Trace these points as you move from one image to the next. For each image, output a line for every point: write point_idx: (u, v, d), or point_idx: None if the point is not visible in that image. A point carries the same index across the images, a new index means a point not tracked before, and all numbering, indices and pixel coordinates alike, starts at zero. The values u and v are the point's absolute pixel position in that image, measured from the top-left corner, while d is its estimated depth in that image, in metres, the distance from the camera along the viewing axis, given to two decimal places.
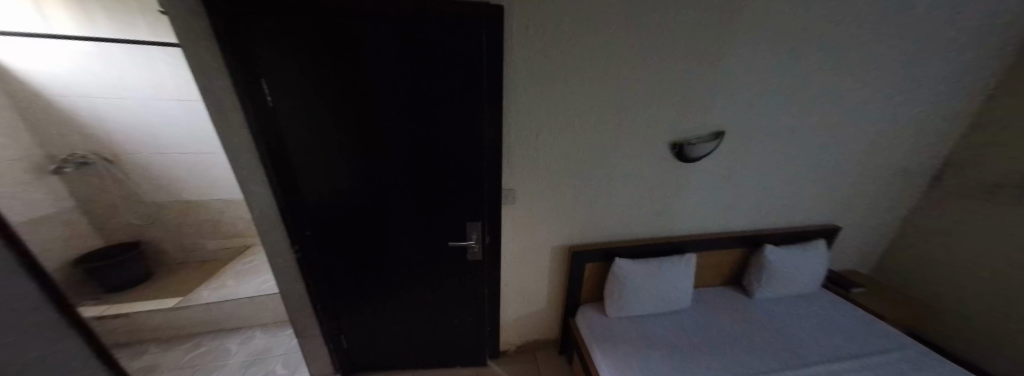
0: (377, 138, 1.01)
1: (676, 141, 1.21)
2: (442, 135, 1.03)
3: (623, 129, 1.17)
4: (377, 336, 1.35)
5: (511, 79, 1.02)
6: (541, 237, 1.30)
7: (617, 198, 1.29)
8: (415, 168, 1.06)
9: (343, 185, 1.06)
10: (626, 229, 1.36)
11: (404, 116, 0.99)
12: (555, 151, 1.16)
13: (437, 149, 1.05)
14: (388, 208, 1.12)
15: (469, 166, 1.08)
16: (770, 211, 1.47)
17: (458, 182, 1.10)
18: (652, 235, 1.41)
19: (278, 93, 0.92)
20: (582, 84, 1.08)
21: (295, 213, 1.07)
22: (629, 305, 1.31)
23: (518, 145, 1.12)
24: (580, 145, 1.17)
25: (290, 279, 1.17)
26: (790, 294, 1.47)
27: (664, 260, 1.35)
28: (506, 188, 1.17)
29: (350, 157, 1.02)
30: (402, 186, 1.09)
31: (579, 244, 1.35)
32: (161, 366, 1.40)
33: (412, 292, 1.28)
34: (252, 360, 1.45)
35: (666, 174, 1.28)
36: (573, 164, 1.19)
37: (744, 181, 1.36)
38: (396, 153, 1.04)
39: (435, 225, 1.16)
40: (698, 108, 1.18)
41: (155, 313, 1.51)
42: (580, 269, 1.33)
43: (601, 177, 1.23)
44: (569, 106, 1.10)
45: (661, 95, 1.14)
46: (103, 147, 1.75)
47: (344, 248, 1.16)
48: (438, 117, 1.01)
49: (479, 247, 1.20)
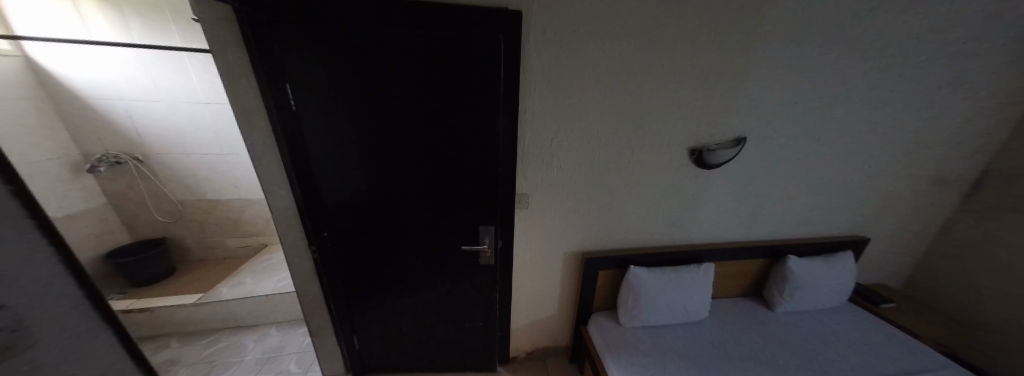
0: (394, 142, 1.02)
1: (694, 147, 1.19)
2: (458, 139, 1.03)
3: (640, 134, 1.15)
4: (389, 338, 1.36)
5: (527, 84, 1.02)
6: (554, 242, 1.28)
7: (633, 204, 1.26)
8: (430, 172, 1.07)
9: (360, 187, 1.08)
10: (641, 236, 1.33)
11: (421, 120, 1.00)
12: (570, 155, 1.15)
13: (453, 153, 1.05)
14: (403, 210, 1.13)
15: (483, 170, 1.08)
16: (793, 220, 1.41)
17: (472, 186, 1.10)
18: (667, 243, 1.37)
19: (301, 97, 0.95)
20: (599, 89, 1.07)
21: (313, 215, 1.09)
22: (644, 314, 1.27)
23: (533, 149, 1.11)
24: (596, 150, 1.15)
25: (307, 279, 1.19)
26: (814, 308, 1.41)
27: (680, 268, 1.32)
28: (520, 192, 1.16)
29: (367, 160, 1.04)
30: (417, 189, 1.09)
31: (593, 250, 1.32)
32: (181, 361, 1.44)
33: (423, 294, 1.28)
34: (267, 357, 1.48)
35: (684, 180, 1.25)
36: (589, 169, 1.18)
37: (766, 189, 1.32)
38: (413, 157, 1.05)
39: (448, 229, 1.16)
40: (717, 113, 1.15)
41: (177, 308, 1.57)
42: (593, 275, 1.30)
43: (617, 183, 1.21)
44: (586, 111, 1.10)
45: (680, 99, 1.12)
46: (134, 148, 1.83)
47: (359, 250, 1.18)
48: (454, 121, 1.01)
49: (491, 251, 1.19)
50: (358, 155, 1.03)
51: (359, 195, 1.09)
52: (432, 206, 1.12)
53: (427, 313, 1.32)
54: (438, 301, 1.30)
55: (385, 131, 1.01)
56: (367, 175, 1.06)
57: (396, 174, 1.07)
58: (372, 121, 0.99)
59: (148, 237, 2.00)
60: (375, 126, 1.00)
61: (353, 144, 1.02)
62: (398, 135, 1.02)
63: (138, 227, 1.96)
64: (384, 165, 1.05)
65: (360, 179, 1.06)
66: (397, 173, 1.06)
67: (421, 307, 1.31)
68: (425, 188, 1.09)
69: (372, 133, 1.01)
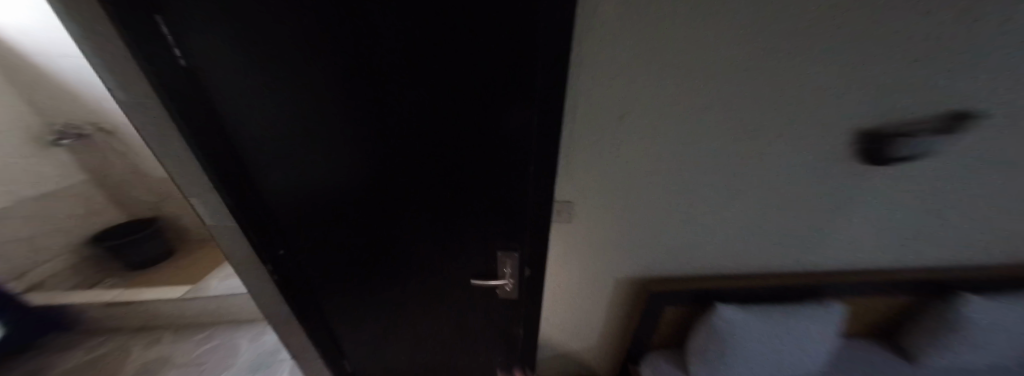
0: (375, 130, 0.61)
1: (874, 130, 0.67)
2: (480, 129, 0.60)
3: (787, 111, 0.65)
4: (387, 363, 1.11)
5: (593, 17, 0.55)
6: (603, 267, 0.90)
7: (734, 220, 0.82)
8: (436, 180, 0.67)
9: (327, 197, 0.71)
10: (736, 261, 0.90)
11: (422, 93, 0.56)
12: (650, 145, 0.69)
13: (472, 153, 0.63)
14: (388, 226, 0.75)
15: (507, 176, 0.66)
16: (989, 246, 0.90)
17: (499, 201, 0.70)
18: (772, 272, 0.93)
19: (187, 40, 0.51)
20: (738, 22, 0.55)
21: (259, 228, 0.75)
22: (727, 367, 0.90)
23: (588, 135, 0.67)
24: (697, 138, 0.68)
25: (274, 300, 0.91)
26: (986, 367, 0.97)
27: (788, 310, 0.91)
28: (561, 200, 0.75)
29: (335, 157, 0.65)
30: (405, 198, 0.70)
31: (659, 278, 0.92)
32: (172, 361, 1.30)
33: (423, 323, 0.98)
34: (260, 363, 1.30)
35: (835, 185, 0.76)
36: (673, 169, 0.73)
37: (969, 199, 0.80)
38: (406, 155, 0.64)
39: (460, 255, 0.81)
40: (952, 69, 0.61)
41: (165, 303, 1.41)
42: (657, 312, 0.93)
43: (722, 187, 0.75)
44: (698, 69, 0.60)
45: (898, 39, 0.57)
46: (101, 119, 1.60)
47: (332, 271, 0.85)
48: (477, 95, 0.56)
49: (514, 283, 0.83)
50: (321, 151, 0.64)
51: (326, 206, 0.72)
52: (440, 227, 0.75)
53: (432, 342, 1.04)
54: (445, 331, 1.00)
55: (360, 113, 0.59)
56: (336, 181, 0.68)
57: (382, 181, 0.68)
58: (337, 95, 0.57)
59: (140, 216, 1.85)
60: (342, 104, 0.58)
61: (311, 133, 0.61)
62: (382, 122, 0.60)
63: (130, 205, 1.81)
64: (361, 167, 0.65)
65: (326, 185, 0.69)
66: (384, 179, 0.67)
67: (421, 338, 1.02)
68: (425, 201, 0.70)
69: (339, 115, 0.59)
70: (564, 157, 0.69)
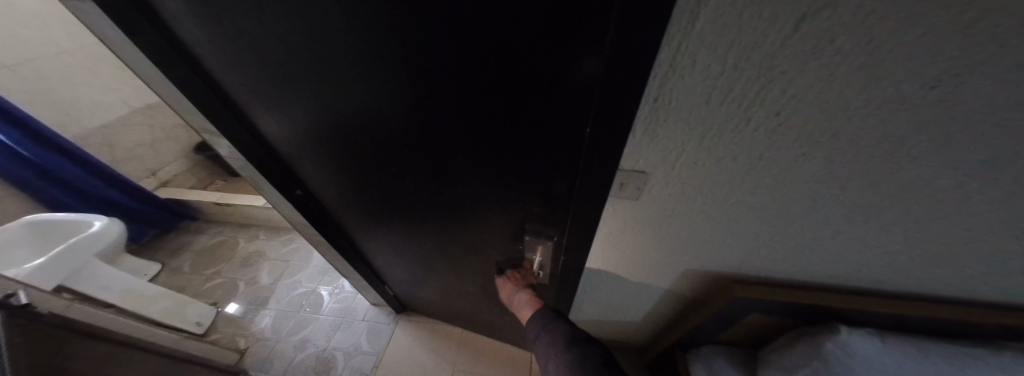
0: (374, 64, 0.41)
1: None
2: (526, 73, 0.35)
3: None
4: (422, 296, 1.16)
5: None
6: (674, 255, 0.66)
7: (939, 226, 0.47)
8: (462, 144, 0.49)
9: (339, 146, 0.60)
10: (893, 278, 0.58)
11: (431, 14, 0.33)
12: (874, 87, 0.31)
13: (511, 112, 0.41)
14: (405, 183, 0.63)
15: (549, 148, 0.43)
16: None
17: (540, 182, 0.50)
18: (945, 296, 0.61)
19: None
20: None
21: (272, 169, 0.69)
22: None
23: (714, 68, 0.32)
24: (1001, 88, 0.29)
25: (311, 233, 0.92)
26: None
27: (951, 353, 0.59)
28: (635, 171, 0.48)
29: (334, 99, 0.49)
30: (418, 156, 0.55)
31: (752, 279, 0.66)
32: (266, 255, 1.60)
33: (450, 276, 0.95)
34: (327, 268, 1.51)
35: None
36: (877, 141, 0.37)
37: None
38: (421, 106, 0.45)
39: (488, 228, 0.68)
40: None
41: (254, 209, 1.67)
42: (734, 314, 0.71)
43: (989, 173, 0.37)
44: None
45: None
46: None
47: (358, 217, 0.81)
48: (529, 7, 0.29)
49: (547, 270, 0.68)
50: (319, 90, 0.48)
51: (338, 156, 0.62)
52: (468, 197, 0.61)
53: (460, 293, 1.02)
54: (471, 284, 0.96)
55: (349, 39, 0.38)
56: (341, 127, 0.55)
57: (394, 135, 0.52)
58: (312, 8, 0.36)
59: None
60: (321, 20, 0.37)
61: (299, 66, 0.45)
62: (381, 60, 0.40)
63: None
64: (366, 113, 0.50)
65: (333, 133, 0.57)
66: (397, 132, 0.51)
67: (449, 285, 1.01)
68: (448, 164, 0.54)
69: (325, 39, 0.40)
70: (647, 111, 0.38)
